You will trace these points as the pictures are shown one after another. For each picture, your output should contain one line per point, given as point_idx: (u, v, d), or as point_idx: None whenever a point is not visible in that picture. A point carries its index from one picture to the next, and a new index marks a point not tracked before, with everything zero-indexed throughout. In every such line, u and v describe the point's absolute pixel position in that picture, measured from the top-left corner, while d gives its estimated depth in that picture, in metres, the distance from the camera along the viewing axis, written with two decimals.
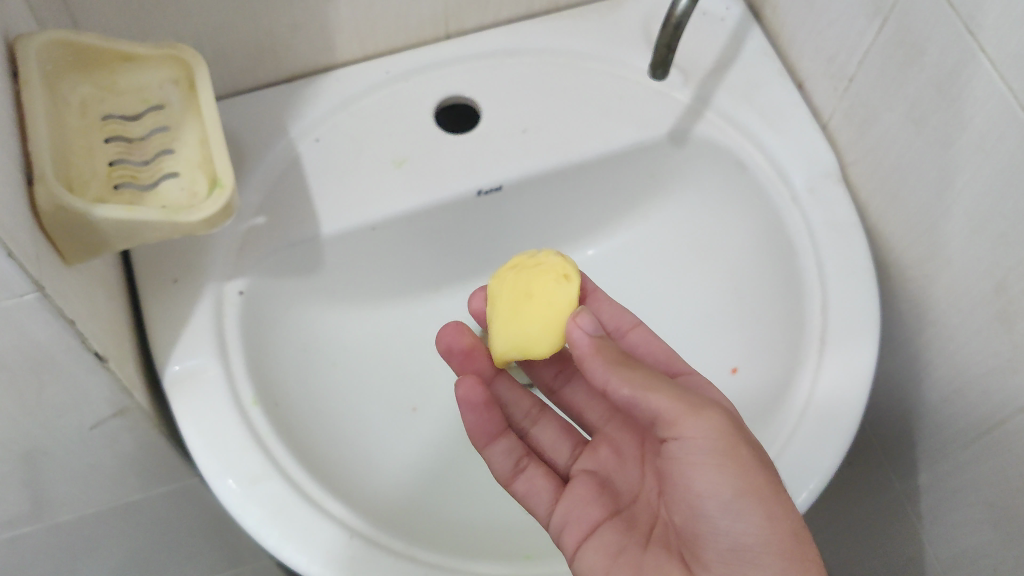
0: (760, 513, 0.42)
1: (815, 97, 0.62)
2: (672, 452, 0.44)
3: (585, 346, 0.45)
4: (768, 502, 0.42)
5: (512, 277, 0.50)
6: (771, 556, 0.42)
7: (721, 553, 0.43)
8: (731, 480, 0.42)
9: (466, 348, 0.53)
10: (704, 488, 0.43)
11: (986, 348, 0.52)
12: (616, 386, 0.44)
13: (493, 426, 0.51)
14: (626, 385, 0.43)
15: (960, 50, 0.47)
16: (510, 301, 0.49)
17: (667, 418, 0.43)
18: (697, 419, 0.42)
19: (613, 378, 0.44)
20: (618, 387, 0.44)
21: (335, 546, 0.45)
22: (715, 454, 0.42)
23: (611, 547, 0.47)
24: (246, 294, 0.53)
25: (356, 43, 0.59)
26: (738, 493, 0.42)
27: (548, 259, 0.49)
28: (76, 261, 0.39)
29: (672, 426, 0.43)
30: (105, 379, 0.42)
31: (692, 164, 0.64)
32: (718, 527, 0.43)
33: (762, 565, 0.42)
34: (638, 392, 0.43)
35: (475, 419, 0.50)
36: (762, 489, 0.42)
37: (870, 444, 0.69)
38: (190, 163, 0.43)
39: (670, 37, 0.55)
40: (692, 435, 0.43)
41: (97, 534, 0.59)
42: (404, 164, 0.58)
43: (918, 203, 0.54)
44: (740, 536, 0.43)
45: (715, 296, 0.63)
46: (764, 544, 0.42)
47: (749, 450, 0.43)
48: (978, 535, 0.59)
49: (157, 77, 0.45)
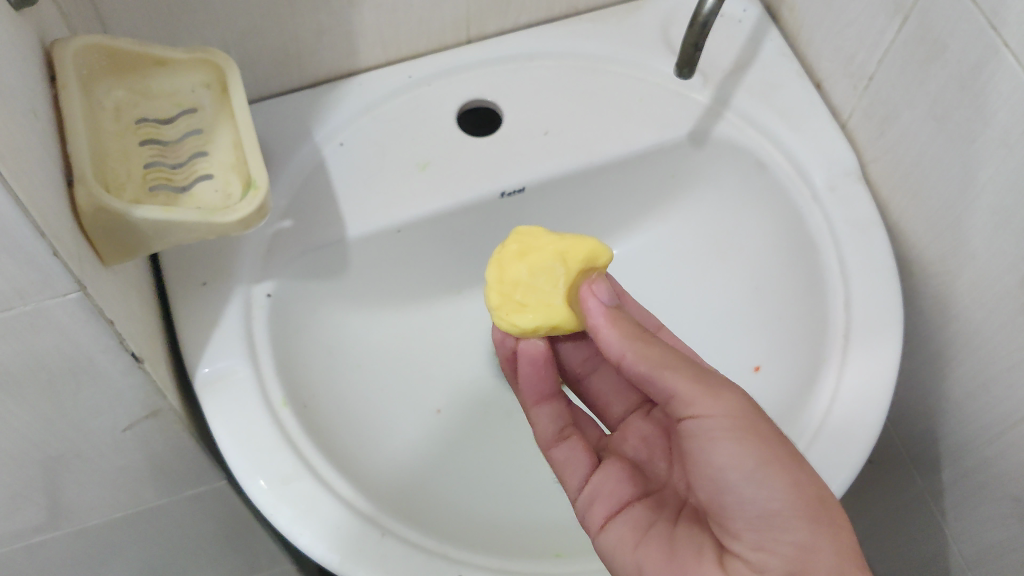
0: (785, 480, 0.41)
1: (834, 97, 0.62)
2: (689, 430, 0.44)
3: (599, 317, 0.46)
4: (792, 470, 0.42)
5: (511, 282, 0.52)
6: (799, 521, 0.41)
7: (749, 521, 0.42)
8: (750, 449, 0.42)
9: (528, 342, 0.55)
10: (723, 461, 0.42)
11: (1012, 341, 0.52)
12: (631, 361, 0.45)
13: (547, 387, 0.55)
14: (643, 361, 0.44)
15: (983, 46, 0.47)
16: None
17: (683, 398, 0.43)
18: (715, 398, 0.43)
19: (632, 351, 0.44)
20: (633, 362, 0.44)
21: (368, 544, 0.46)
22: (731, 427, 0.42)
23: (640, 522, 0.48)
24: (273, 297, 0.54)
25: (378, 48, 0.60)
26: (761, 462, 0.42)
27: (493, 310, 0.50)
28: (113, 261, 0.40)
29: (687, 404, 0.43)
30: (140, 380, 0.43)
31: (712, 164, 0.64)
32: (742, 496, 0.42)
33: (790, 529, 0.41)
34: (656, 370, 0.44)
35: (533, 372, 0.54)
36: (783, 457, 0.42)
37: (893, 442, 0.70)
38: (224, 166, 0.44)
39: (697, 36, 0.56)
40: (710, 409, 0.43)
41: (122, 538, 0.59)
42: (428, 166, 0.58)
43: (940, 199, 0.55)
44: (767, 503, 0.42)
45: (739, 294, 0.63)
46: (791, 509, 0.41)
47: (767, 426, 0.43)
48: (1007, 530, 0.59)
49: (189, 81, 0.45)
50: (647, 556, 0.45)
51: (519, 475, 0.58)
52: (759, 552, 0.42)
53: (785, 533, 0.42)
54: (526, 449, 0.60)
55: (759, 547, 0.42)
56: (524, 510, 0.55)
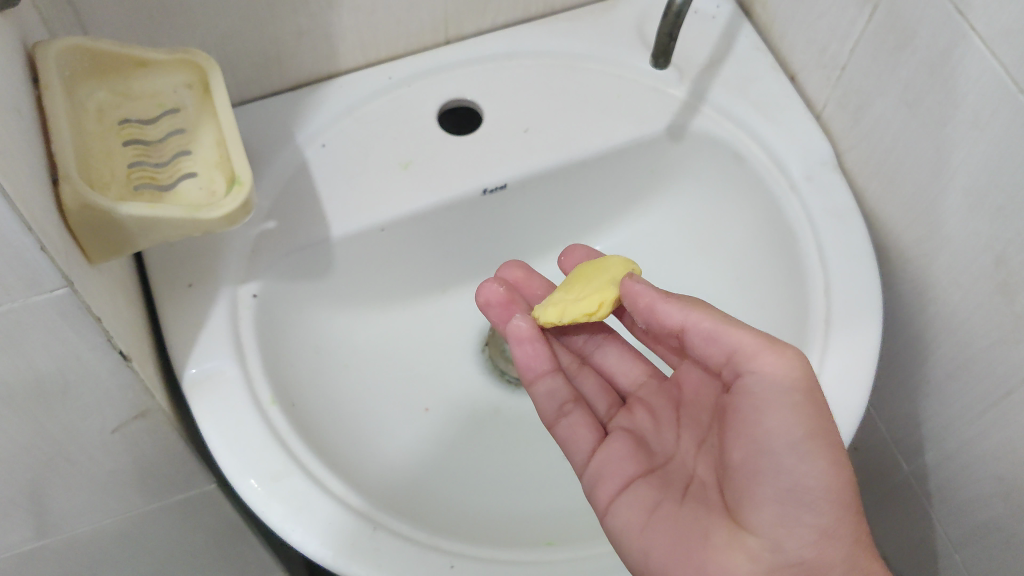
0: (826, 458, 0.42)
1: (809, 89, 0.63)
2: (746, 387, 0.44)
3: (651, 294, 0.48)
4: (833, 448, 0.43)
5: (560, 291, 0.54)
6: (825, 502, 0.42)
7: (777, 493, 0.43)
8: (801, 419, 0.42)
9: (504, 300, 0.55)
10: (776, 425, 0.42)
11: (988, 321, 0.53)
12: (695, 321, 0.46)
13: (540, 363, 0.53)
14: (707, 319, 0.46)
15: (950, 31, 0.48)
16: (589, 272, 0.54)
17: (747, 352, 0.44)
18: (778, 356, 0.43)
19: (692, 316, 0.46)
20: (698, 321, 0.46)
21: (359, 537, 0.46)
22: (790, 391, 0.43)
23: (647, 502, 0.47)
24: (260, 297, 0.54)
25: (359, 50, 0.60)
26: (808, 436, 0.42)
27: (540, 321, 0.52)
28: (98, 259, 0.40)
29: (752, 359, 0.44)
30: (128, 379, 0.43)
31: (691, 158, 0.65)
32: (781, 466, 0.42)
33: (815, 511, 0.42)
34: (720, 326, 0.45)
35: (521, 352, 0.53)
36: (828, 435, 0.43)
37: (877, 427, 0.71)
38: (208, 164, 0.44)
39: (672, 26, 0.57)
40: (774, 370, 0.43)
41: (110, 545, 0.59)
42: (410, 165, 0.59)
43: (915, 184, 0.56)
44: (803, 478, 0.42)
45: (721, 285, 0.65)
46: (824, 488, 0.42)
47: (821, 402, 0.43)
48: (991, 509, 0.60)
49: (170, 81, 0.45)
50: (654, 541, 0.45)
51: (511, 469, 0.58)
52: (778, 530, 0.43)
53: (809, 513, 0.42)
54: (516, 444, 0.60)
55: (779, 524, 0.43)
56: (517, 503, 0.55)
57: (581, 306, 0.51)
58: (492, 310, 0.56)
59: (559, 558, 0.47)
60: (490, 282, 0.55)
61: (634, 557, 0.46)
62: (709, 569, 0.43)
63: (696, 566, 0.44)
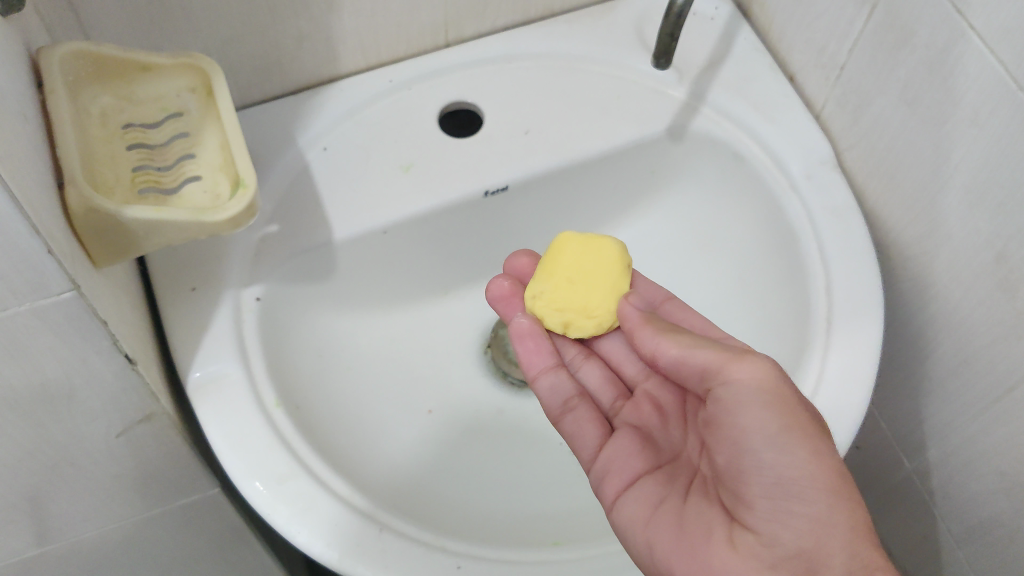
0: (805, 447, 0.42)
1: (807, 89, 0.64)
2: (717, 398, 0.45)
3: (634, 320, 0.51)
4: (813, 438, 0.43)
5: (557, 283, 0.53)
6: (815, 491, 0.42)
7: (765, 487, 0.43)
8: (776, 413, 0.43)
9: (507, 294, 0.56)
10: (750, 423, 0.43)
11: (989, 317, 0.54)
12: (664, 349, 0.48)
13: (543, 359, 0.53)
14: (674, 346, 0.47)
15: (949, 29, 0.48)
16: (591, 270, 0.53)
17: (713, 369, 0.45)
18: (743, 363, 0.44)
19: (661, 343, 0.48)
20: (666, 349, 0.47)
21: (364, 537, 0.46)
22: (758, 393, 0.43)
23: (652, 497, 0.47)
24: (263, 300, 0.54)
25: (359, 53, 0.60)
26: (783, 428, 0.42)
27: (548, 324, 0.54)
28: (103, 263, 0.40)
29: (720, 372, 0.45)
30: (134, 383, 0.43)
31: (692, 159, 0.65)
32: (762, 461, 0.43)
33: (805, 501, 0.42)
34: (684, 352, 0.47)
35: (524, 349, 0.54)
36: (806, 426, 0.43)
37: (879, 425, 0.71)
38: (212, 168, 0.44)
39: (673, 26, 0.57)
40: (739, 374, 0.44)
41: (113, 551, 0.59)
42: (411, 168, 0.59)
43: (915, 182, 0.56)
44: (786, 469, 0.42)
45: (723, 285, 0.65)
46: (810, 478, 0.42)
47: (795, 395, 0.43)
48: (994, 505, 0.61)
49: (174, 86, 0.46)
50: (659, 534, 0.45)
51: (515, 470, 0.58)
52: (773, 523, 0.43)
53: (799, 503, 0.42)
54: (520, 445, 0.60)
55: (775, 517, 0.43)
56: (521, 504, 0.55)
57: (593, 327, 0.53)
58: (500, 305, 0.57)
59: (564, 558, 0.47)
60: (495, 283, 0.56)
61: (640, 551, 0.46)
62: (714, 565, 0.43)
63: (702, 562, 0.44)
